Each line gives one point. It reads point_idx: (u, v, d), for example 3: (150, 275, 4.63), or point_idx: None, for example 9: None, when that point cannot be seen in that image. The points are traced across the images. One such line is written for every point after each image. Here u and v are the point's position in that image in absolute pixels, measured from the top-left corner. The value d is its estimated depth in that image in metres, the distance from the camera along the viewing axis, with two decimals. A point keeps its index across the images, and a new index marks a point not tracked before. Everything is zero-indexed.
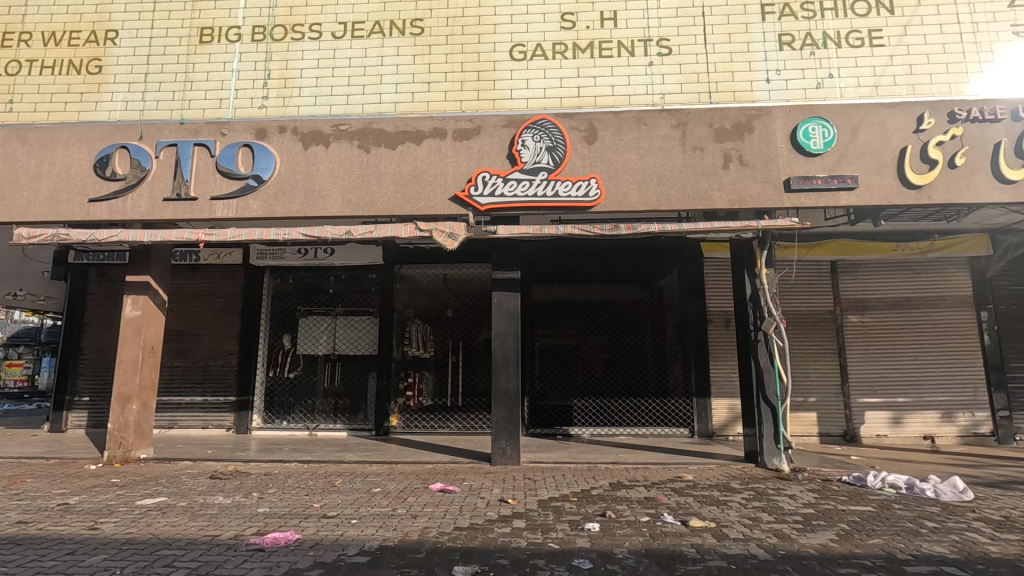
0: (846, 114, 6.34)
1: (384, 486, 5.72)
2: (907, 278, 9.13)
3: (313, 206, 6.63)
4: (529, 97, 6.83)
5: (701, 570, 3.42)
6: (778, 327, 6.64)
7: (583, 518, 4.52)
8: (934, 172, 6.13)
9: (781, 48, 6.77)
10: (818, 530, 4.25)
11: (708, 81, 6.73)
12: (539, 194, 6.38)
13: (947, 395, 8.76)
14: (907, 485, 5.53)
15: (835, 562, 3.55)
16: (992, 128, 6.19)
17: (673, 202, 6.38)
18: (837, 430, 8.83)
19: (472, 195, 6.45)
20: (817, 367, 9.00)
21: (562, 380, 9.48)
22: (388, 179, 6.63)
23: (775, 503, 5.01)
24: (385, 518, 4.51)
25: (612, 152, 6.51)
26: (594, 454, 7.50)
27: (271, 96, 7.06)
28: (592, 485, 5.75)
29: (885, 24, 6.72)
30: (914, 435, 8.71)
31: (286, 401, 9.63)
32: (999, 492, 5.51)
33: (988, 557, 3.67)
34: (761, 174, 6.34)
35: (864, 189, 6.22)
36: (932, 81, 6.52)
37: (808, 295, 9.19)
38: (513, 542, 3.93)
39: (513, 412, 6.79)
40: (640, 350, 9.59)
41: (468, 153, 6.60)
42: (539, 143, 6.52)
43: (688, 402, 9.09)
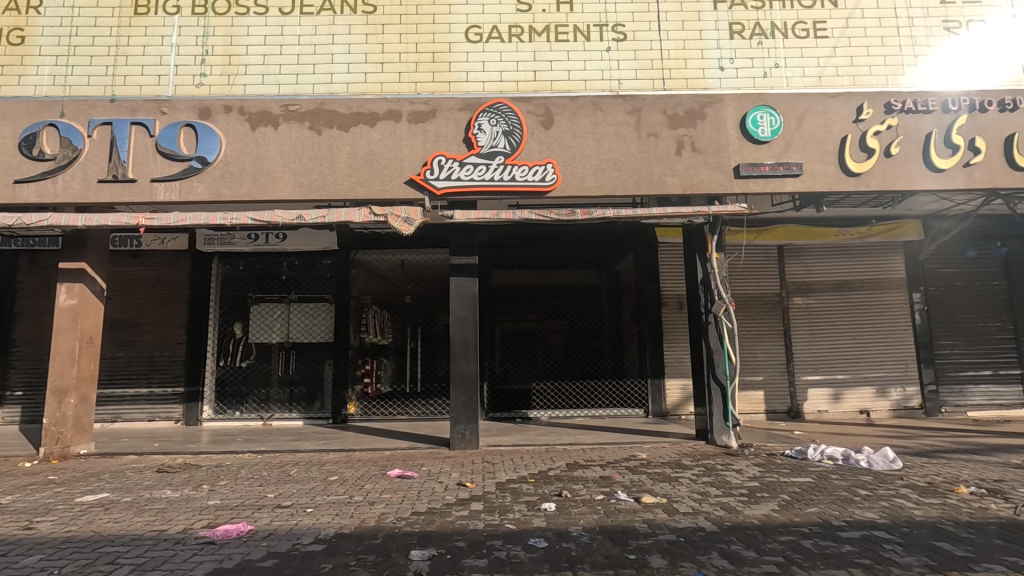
0: (792, 103, 6.56)
1: (342, 474, 5.66)
2: (847, 262, 9.61)
3: (262, 189, 6.40)
4: (485, 80, 6.76)
5: (651, 544, 3.55)
6: (727, 309, 6.82)
7: (540, 499, 4.62)
8: (872, 160, 6.44)
9: (732, 37, 6.91)
10: (762, 501, 4.48)
11: (662, 68, 6.82)
12: (495, 178, 6.36)
13: (881, 371, 9.32)
14: (844, 456, 5.89)
15: (776, 531, 3.75)
16: (924, 118, 6.54)
17: (628, 187, 6.47)
18: (782, 407, 9.25)
19: (428, 179, 6.37)
20: (764, 347, 9.38)
21: (522, 364, 9.55)
22: (341, 162, 6.45)
23: (723, 478, 5.23)
24: (341, 506, 4.47)
25: (569, 137, 6.53)
26: (552, 436, 7.64)
27: (214, 74, 6.74)
28: (549, 466, 5.86)
29: (829, 16, 6.95)
30: (852, 410, 9.24)
31: (239, 390, 9.39)
32: (924, 461, 5.94)
33: (912, 521, 3.95)
34: (712, 160, 6.50)
35: (808, 176, 6.48)
36: (872, 73, 6.82)
37: (757, 278, 9.54)
38: (471, 524, 3.97)
39: (472, 397, 6.80)
40: (598, 333, 9.70)
41: (424, 136, 6.49)
42: (495, 126, 6.47)
43: (643, 382, 9.37)
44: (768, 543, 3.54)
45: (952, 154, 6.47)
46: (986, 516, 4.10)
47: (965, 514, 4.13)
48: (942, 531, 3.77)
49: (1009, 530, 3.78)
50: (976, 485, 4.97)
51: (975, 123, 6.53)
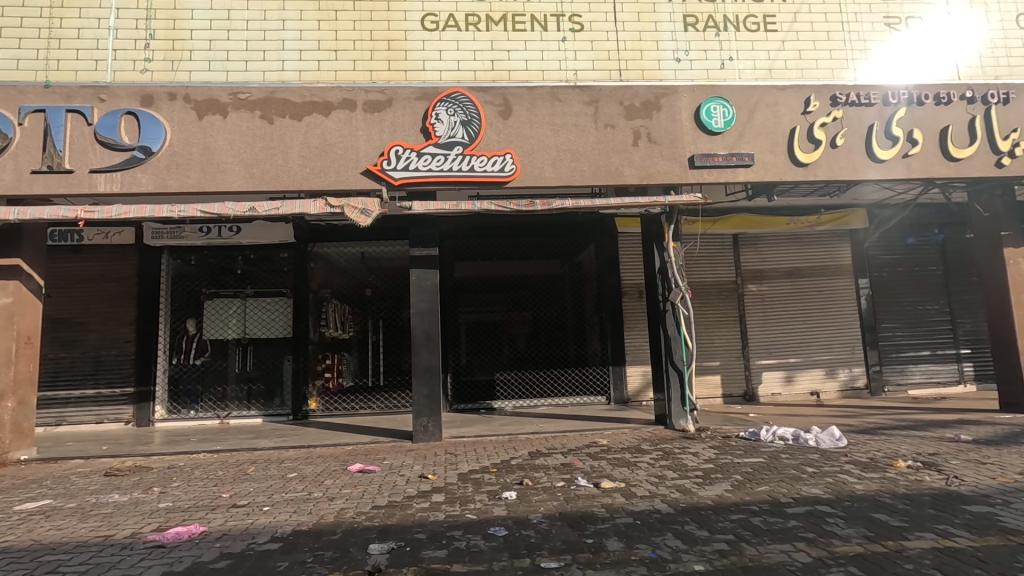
0: (744, 95, 6.73)
1: (301, 471, 5.57)
2: (798, 249, 9.96)
3: (212, 180, 6.17)
4: (443, 69, 6.67)
5: (609, 528, 3.62)
6: (684, 298, 7.00)
7: (501, 488, 4.65)
8: (819, 151, 6.68)
9: (687, 29, 7.02)
10: (716, 482, 4.63)
11: (618, 59, 6.88)
12: (453, 169, 6.32)
13: (830, 354, 9.74)
14: (793, 436, 6.14)
15: (727, 510, 3.89)
16: (867, 111, 6.82)
17: (586, 177, 6.52)
18: (738, 390, 9.55)
19: (386, 169, 6.27)
20: (721, 333, 9.65)
21: (486, 355, 9.55)
22: (295, 152, 6.28)
23: (679, 461, 5.38)
24: (300, 503, 4.40)
25: (527, 127, 6.53)
26: (515, 426, 7.70)
27: (157, 59, 6.44)
28: (512, 455, 5.91)
29: (778, 11, 7.13)
30: (803, 391, 9.62)
31: (193, 388, 9.09)
32: (867, 438, 6.25)
33: (854, 495, 4.16)
34: (668, 151, 6.61)
35: (760, 166, 6.67)
36: (818, 67, 7.05)
37: (713, 266, 9.78)
38: (432, 516, 3.98)
39: (434, 389, 6.77)
40: (562, 323, 9.78)
41: (380, 126, 6.38)
42: (453, 116, 6.41)
43: (605, 370, 9.54)
44: (719, 522, 3.66)
45: (892, 146, 6.78)
46: (920, 487, 4.35)
47: (902, 486, 4.38)
48: (880, 503, 3.98)
49: (940, 500, 4.02)
50: (913, 459, 5.27)
51: (913, 116, 6.85)
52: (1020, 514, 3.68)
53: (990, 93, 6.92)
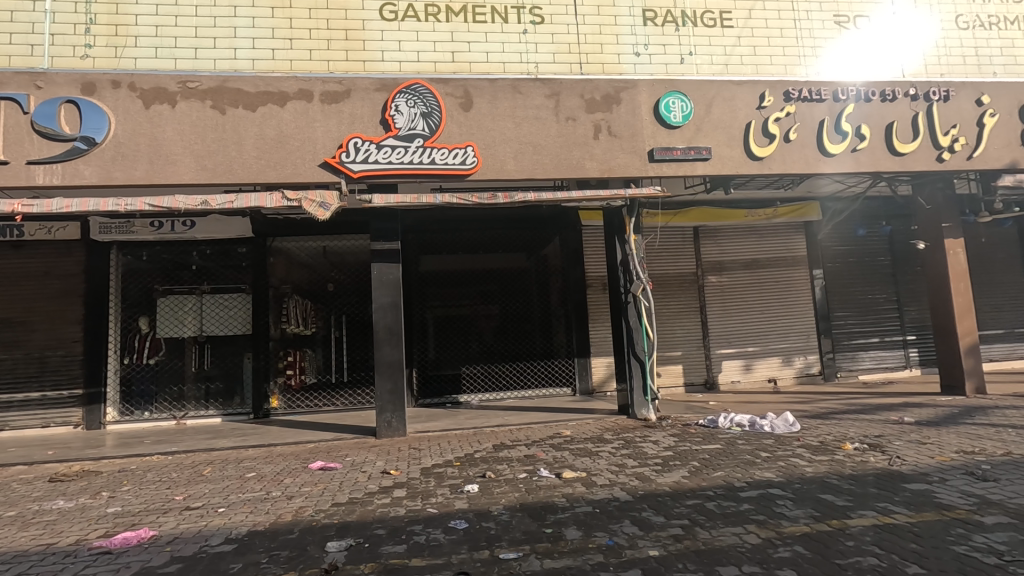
0: (701, 90, 6.85)
1: (260, 470, 5.45)
2: (756, 241, 10.24)
3: (161, 172, 5.94)
4: (402, 60, 6.57)
5: (568, 517, 3.67)
6: (645, 289, 7.12)
7: (464, 481, 4.66)
8: (772, 146, 6.87)
9: (646, 24, 7.09)
10: (674, 469, 4.74)
11: (579, 52, 6.90)
12: (414, 161, 6.24)
13: (786, 342, 10.07)
14: (750, 423, 6.33)
15: (684, 496, 3.99)
16: (818, 107, 7.04)
17: (547, 170, 6.54)
18: (699, 379, 9.78)
19: (344, 162, 6.15)
20: (682, 324, 9.85)
21: (452, 349, 9.52)
22: (249, 144, 6.09)
23: (640, 450, 5.48)
24: (257, 503, 4.31)
25: (488, 120, 6.50)
26: (481, 419, 7.71)
27: (99, 45, 6.14)
28: (476, 448, 5.92)
29: (734, 7, 7.26)
30: (761, 378, 9.92)
31: (147, 389, 8.77)
32: (819, 422, 6.50)
33: (804, 477, 4.33)
34: (628, 145, 6.69)
35: (717, 160, 6.81)
36: (772, 63, 7.22)
37: (674, 258, 9.96)
38: (393, 511, 3.95)
39: (398, 384, 6.71)
40: (529, 316, 9.82)
41: (338, 118, 6.25)
42: (413, 108, 6.33)
43: (570, 361, 9.64)
44: (676, 508, 3.75)
45: (842, 140, 7.02)
46: (865, 468, 4.55)
47: (849, 467, 4.58)
48: (828, 484, 4.15)
49: (882, 480, 4.22)
50: (860, 441, 5.50)
51: (861, 112, 7.10)
52: (955, 490, 3.90)
53: (931, 90, 7.23)
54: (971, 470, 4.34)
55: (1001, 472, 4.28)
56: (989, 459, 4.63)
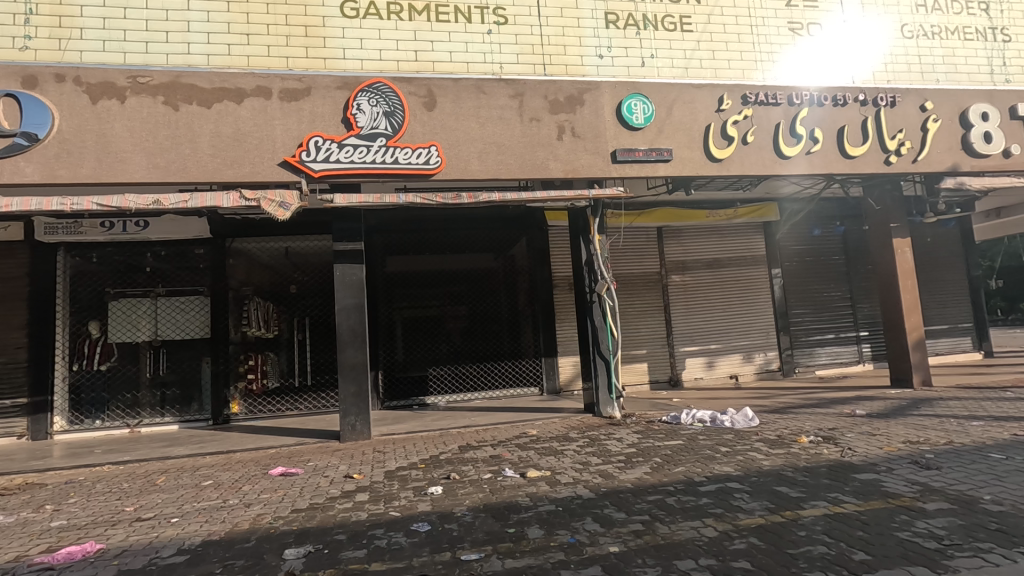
0: (662, 92, 6.98)
1: (217, 478, 5.28)
2: (718, 241, 10.48)
3: (109, 170, 5.70)
4: (364, 58, 6.48)
5: (531, 516, 3.68)
6: (609, 289, 7.20)
7: (428, 483, 4.62)
8: (731, 148, 7.04)
9: (608, 26, 7.16)
10: (636, 466, 4.81)
11: (542, 54, 6.94)
12: (376, 161, 6.16)
13: (747, 339, 10.34)
14: (711, 418, 6.48)
15: (645, 491, 4.05)
16: (774, 110, 7.25)
17: (512, 170, 6.55)
18: (664, 376, 9.95)
19: (305, 161, 6.03)
20: (647, 323, 10.00)
21: (419, 350, 9.44)
22: (204, 142, 5.90)
23: (604, 447, 5.54)
24: (213, 512, 4.18)
25: (452, 120, 6.47)
26: (447, 420, 7.67)
27: (41, 37, 5.86)
28: (442, 450, 5.88)
29: (693, 12, 7.41)
30: (723, 375, 10.16)
31: (99, 396, 8.41)
32: (777, 417, 6.69)
33: (760, 470, 4.45)
34: (591, 146, 6.76)
35: (678, 161, 6.95)
36: (730, 67, 7.40)
37: (639, 258, 10.10)
38: (354, 516, 3.89)
39: (362, 386, 6.61)
40: (497, 317, 9.82)
41: (298, 116, 6.12)
42: (375, 107, 6.25)
43: (538, 361, 9.68)
44: (637, 504, 3.81)
45: (796, 143, 7.25)
46: (819, 460, 4.71)
47: (804, 460, 4.73)
48: (784, 476, 4.27)
49: (834, 471, 4.38)
50: (814, 434, 5.69)
51: (815, 116, 7.35)
52: (900, 478, 4.07)
53: (879, 95, 7.54)
54: (916, 459, 4.55)
55: (942, 460, 4.49)
56: (932, 448, 4.86)
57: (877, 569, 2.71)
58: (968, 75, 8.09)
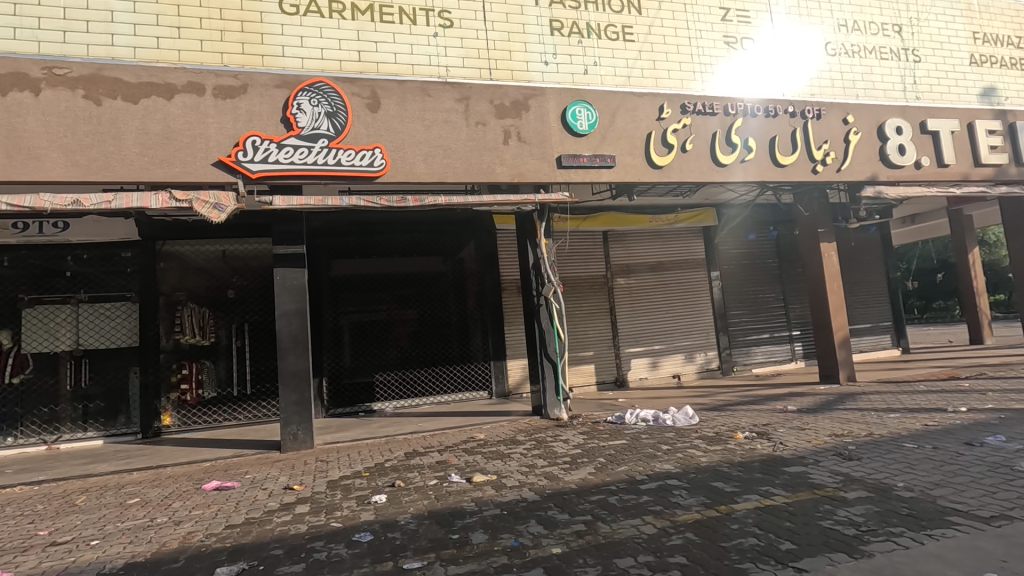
0: (606, 100, 7.15)
1: (144, 495, 4.98)
2: (661, 245, 10.80)
3: (21, 167, 5.29)
4: (305, 56, 6.30)
5: (476, 521, 3.67)
6: (556, 292, 7.30)
7: (372, 492, 4.52)
8: (671, 155, 7.29)
9: (553, 34, 7.27)
10: (581, 466, 4.89)
11: (488, 58, 6.95)
12: (318, 162, 5.99)
13: (688, 339, 10.71)
14: (654, 417, 6.67)
15: (588, 492, 4.13)
16: (711, 120, 7.56)
17: (458, 174, 6.53)
18: (610, 377, 10.15)
19: (241, 161, 5.80)
20: (594, 325, 10.18)
21: (367, 355, 9.23)
22: (130, 139, 5.57)
23: (550, 450, 5.60)
24: (138, 532, 3.94)
25: (397, 122, 6.39)
26: (394, 427, 7.54)
27: None
28: (387, 457, 5.78)
29: (635, 22, 7.63)
30: (666, 374, 10.48)
31: (11, 412, 7.77)
32: (715, 414, 6.96)
33: (699, 467, 4.61)
34: (537, 151, 6.84)
35: (621, 168, 7.12)
36: (670, 77, 7.64)
37: (585, 261, 10.28)
38: (293, 529, 3.76)
39: (304, 395, 6.40)
40: (446, 320, 9.76)
41: (234, 114, 5.89)
42: (316, 107, 6.08)
43: (486, 365, 9.67)
44: (580, 504, 3.86)
45: (732, 152, 7.58)
46: (752, 455, 4.93)
47: (739, 455, 4.94)
48: (720, 472, 4.45)
49: (766, 464, 4.60)
50: (749, 430, 5.95)
51: (748, 126, 7.72)
52: (825, 470, 4.32)
53: (806, 108, 8.01)
54: (840, 451, 4.84)
55: (863, 451, 4.80)
56: (854, 441, 5.18)
57: (802, 558, 2.86)
58: (884, 91, 8.70)
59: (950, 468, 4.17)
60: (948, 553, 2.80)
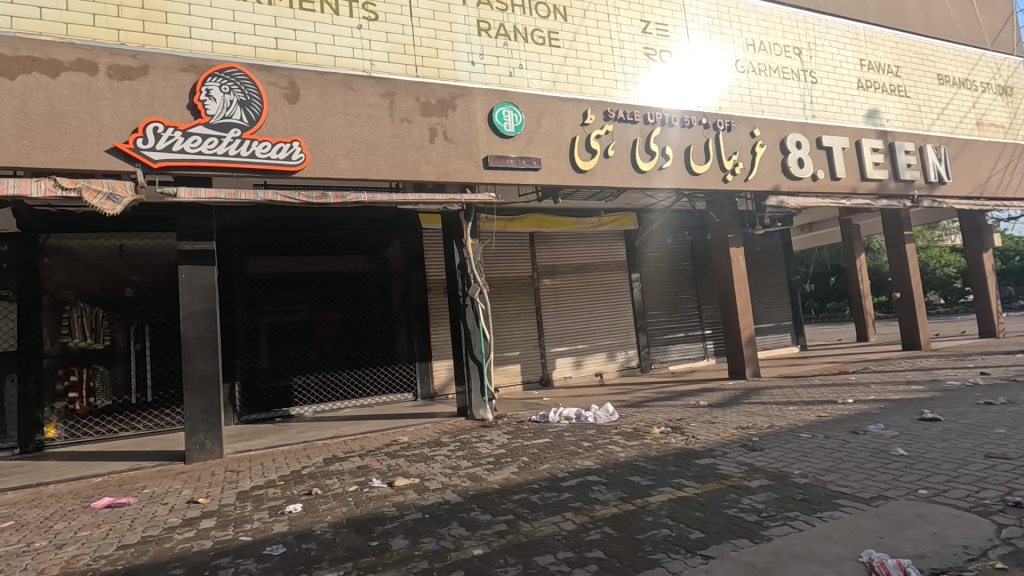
0: (531, 103, 7.27)
1: (20, 517, 4.46)
2: (585, 247, 11.08)
3: None
4: (215, 40, 5.89)
5: (397, 526, 3.59)
6: (482, 292, 7.29)
7: (286, 502, 4.30)
8: (594, 160, 7.51)
9: (480, 34, 7.26)
10: (504, 466, 4.92)
11: (414, 54, 6.82)
12: (229, 153, 5.62)
13: (610, 339, 11.07)
14: (576, 415, 6.83)
15: (511, 491, 4.16)
16: (631, 127, 7.87)
17: (382, 171, 6.36)
18: (535, 376, 10.30)
19: (140, 149, 5.33)
20: (520, 325, 10.27)
21: (284, 358, 8.80)
22: (6, 118, 4.97)
23: (474, 450, 5.58)
24: (10, 559, 3.52)
25: (317, 115, 6.13)
26: (312, 432, 7.23)
27: None
28: (304, 464, 5.53)
29: (560, 28, 7.78)
30: (589, 373, 10.77)
31: None
32: (634, 410, 7.24)
33: (617, 462, 4.78)
34: (463, 150, 6.81)
35: (546, 170, 7.25)
36: (594, 84, 7.84)
37: (512, 262, 10.35)
38: (196, 546, 3.51)
39: (212, 401, 5.98)
40: (370, 321, 9.47)
41: (133, 97, 5.41)
42: (228, 94, 5.72)
43: (412, 366, 9.50)
44: (502, 504, 3.88)
45: (650, 159, 7.92)
46: (667, 448, 5.17)
47: (654, 449, 5.17)
48: (636, 466, 4.63)
49: (680, 457, 4.84)
50: (664, 425, 6.23)
51: (666, 135, 8.10)
52: (732, 461, 4.61)
53: (718, 121, 8.52)
54: (745, 443, 5.18)
55: (765, 442, 5.16)
56: (757, 432, 5.57)
57: (709, 545, 3.03)
58: (786, 108, 9.40)
59: (838, 455, 4.58)
60: (835, 533, 3.06)
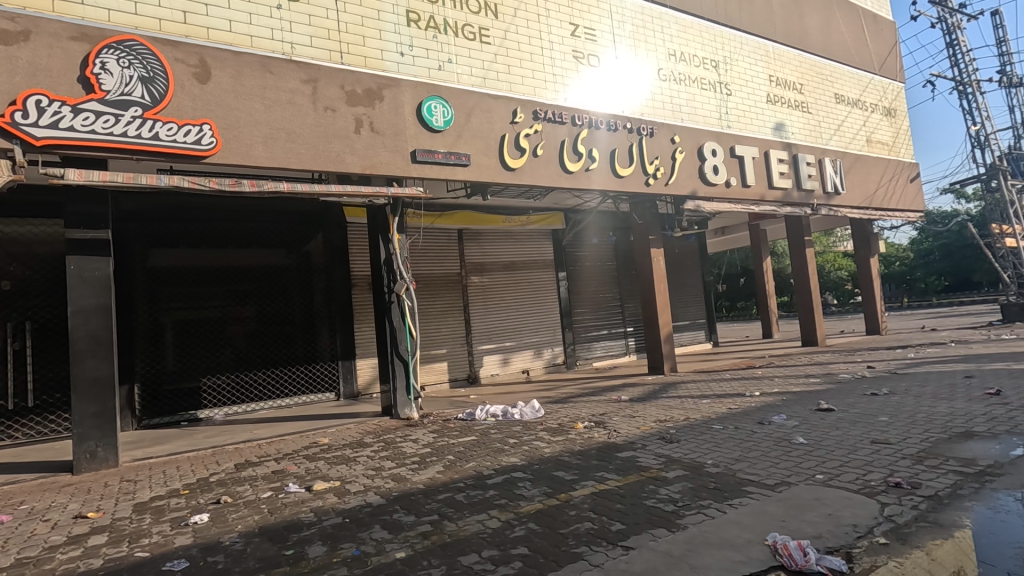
0: (461, 98, 7.19)
1: None
2: (513, 245, 11.14)
3: None
4: (112, 8, 5.35)
5: (314, 533, 3.43)
6: (408, 289, 7.14)
7: (191, 512, 3.99)
8: (523, 158, 7.56)
9: (409, 25, 7.07)
10: (429, 466, 4.83)
11: (339, 40, 6.55)
12: (127, 133, 5.13)
13: (537, 337, 11.21)
14: (503, 412, 6.85)
15: (436, 491, 4.09)
16: (560, 128, 8.00)
17: (303, 160, 6.05)
18: (462, 374, 10.23)
19: (19, 124, 4.75)
20: (447, 323, 10.16)
21: (192, 357, 8.18)
22: None
23: (399, 450, 5.45)
24: None
25: (230, 97, 5.73)
26: (223, 436, 6.77)
27: None
28: (213, 471, 5.16)
29: (491, 25, 7.76)
30: (516, 370, 10.85)
31: None
32: (559, 406, 7.37)
33: (542, 458, 4.82)
34: (390, 143, 6.62)
35: (475, 167, 7.20)
36: (523, 83, 7.88)
37: (440, 259, 10.21)
38: (83, 565, 3.17)
39: (105, 405, 5.45)
40: (289, 318, 9.00)
41: (11, 65, 4.81)
42: (127, 69, 5.22)
43: (334, 365, 9.13)
44: (426, 505, 3.80)
45: (578, 160, 8.09)
46: (590, 443, 5.30)
47: (578, 444, 5.27)
48: (561, 461, 4.70)
49: (602, 451, 4.97)
50: (588, 420, 6.38)
51: (593, 137, 8.30)
52: (651, 453, 4.79)
53: (641, 126, 8.84)
54: (663, 435, 5.40)
55: (681, 434, 5.41)
56: (674, 425, 5.83)
57: (629, 536, 3.12)
58: (704, 117, 9.91)
59: (747, 445, 4.88)
60: (744, 518, 3.25)
